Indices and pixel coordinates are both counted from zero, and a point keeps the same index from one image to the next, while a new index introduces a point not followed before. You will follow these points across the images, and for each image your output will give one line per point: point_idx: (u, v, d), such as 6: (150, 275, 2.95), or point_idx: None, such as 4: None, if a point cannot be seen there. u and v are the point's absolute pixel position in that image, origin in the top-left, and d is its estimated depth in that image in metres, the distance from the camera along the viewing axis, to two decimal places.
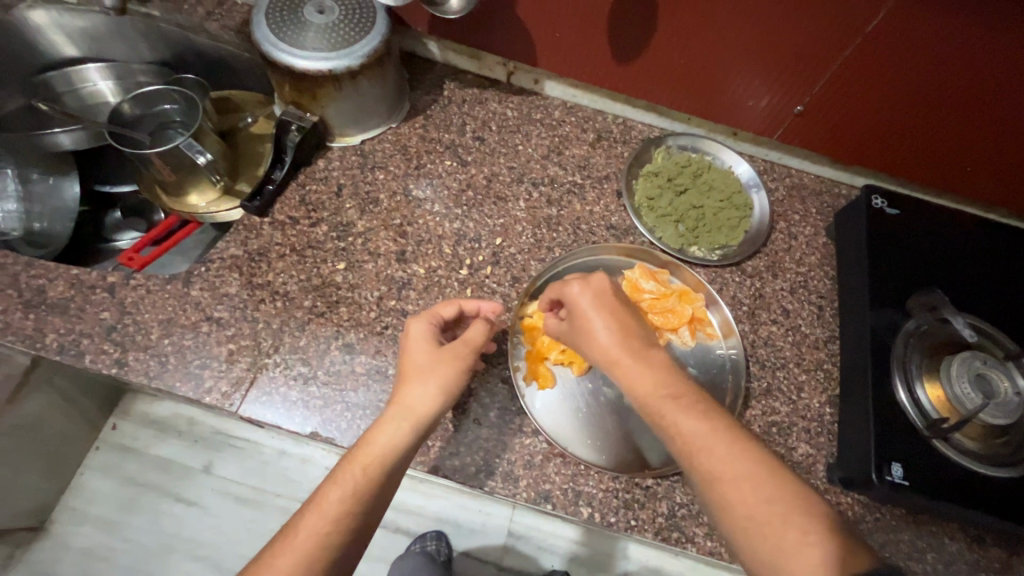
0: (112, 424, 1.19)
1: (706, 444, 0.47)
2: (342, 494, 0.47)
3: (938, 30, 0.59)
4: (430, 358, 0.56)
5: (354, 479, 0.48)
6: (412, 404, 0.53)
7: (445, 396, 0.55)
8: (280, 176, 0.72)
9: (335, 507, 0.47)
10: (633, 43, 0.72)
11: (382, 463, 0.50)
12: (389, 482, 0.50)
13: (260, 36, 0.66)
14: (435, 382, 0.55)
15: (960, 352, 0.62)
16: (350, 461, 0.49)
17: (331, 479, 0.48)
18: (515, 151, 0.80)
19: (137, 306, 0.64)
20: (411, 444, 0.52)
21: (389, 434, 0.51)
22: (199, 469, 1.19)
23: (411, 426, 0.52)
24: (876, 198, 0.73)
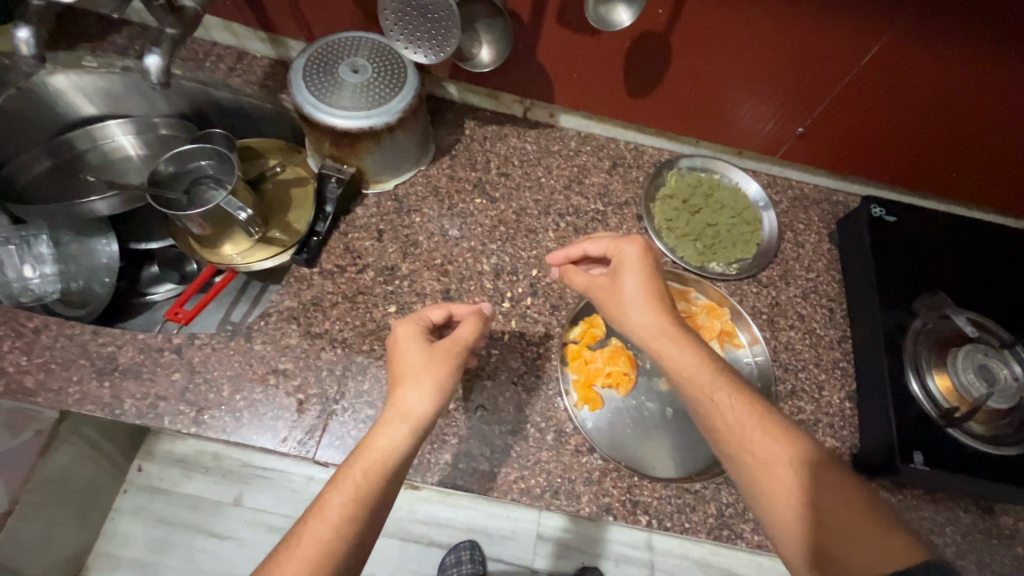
0: (138, 466, 1.21)
1: (741, 418, 0.53)
2: (343, 499, 0.49)
3: (927, 53, 0.66)
4: (420, 359, 0.58)
5: (355, 484, 0.50)
6: (407, 406, 0.55)
7: (438, 394, 0.56)
8: (324, 228, 0.75)
9: (338, 514, 0.48)
10: (648, 80, 0.77)
11: (381, 468, 0.51)
12: (390, 486, 0.51)
13: (300, 98, 0.70)
14: (425, 381, 0.56)
15: (963, 346, 0.69)
16: (349, 467, 0.51)
17: (333, 486, 0.50)
18: (538, 183, 0.85)
19: (205, 364, 0.67)
20: (410, 448, 0.54)
21: (387, 437, 0.53)
22: (230, 502, 1.21)
23: (410, 428, 0.54)
24: (875, 207, 0.80)
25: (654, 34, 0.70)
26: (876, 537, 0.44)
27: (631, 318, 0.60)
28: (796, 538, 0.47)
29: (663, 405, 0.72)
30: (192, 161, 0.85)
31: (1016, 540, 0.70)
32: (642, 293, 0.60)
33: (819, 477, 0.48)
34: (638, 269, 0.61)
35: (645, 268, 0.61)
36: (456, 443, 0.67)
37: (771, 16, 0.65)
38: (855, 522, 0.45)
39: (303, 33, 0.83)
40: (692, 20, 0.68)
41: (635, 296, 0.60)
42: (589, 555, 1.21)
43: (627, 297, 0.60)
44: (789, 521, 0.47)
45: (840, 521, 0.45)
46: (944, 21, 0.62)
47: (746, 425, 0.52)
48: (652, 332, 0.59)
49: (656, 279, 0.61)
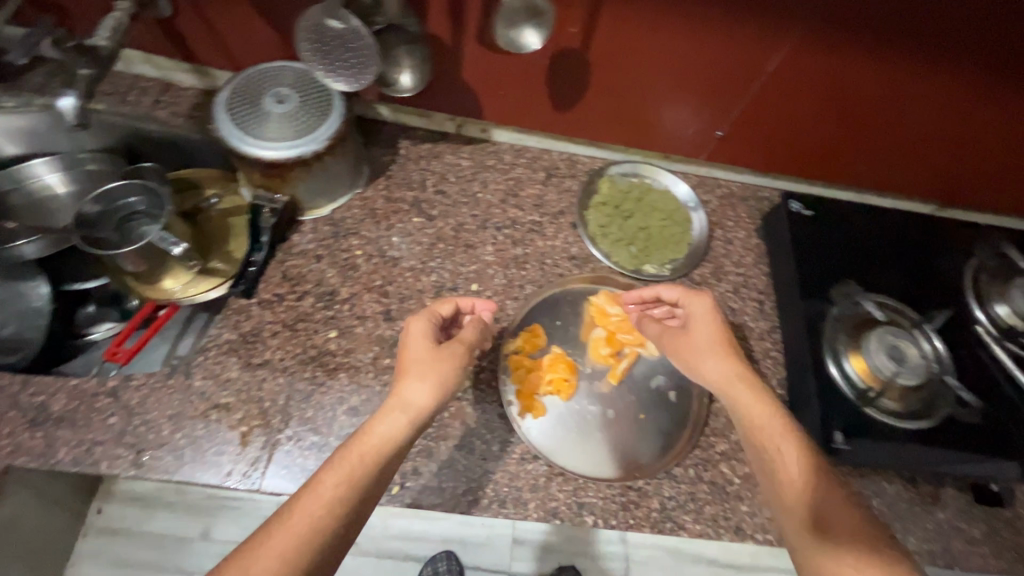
0: (97, 507, 1.18)
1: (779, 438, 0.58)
2: (335, 480, 0.51)
3: (824, 60, 0.70)
4: (428, 353, 0.62)
5: (349, 468, 0.52)
6: (408, 399, 0.58)
7: (437, 391, 0.60)
8: (260, 258, 0.75)
9: (330, 494, 0.50)
10: (571, 94, 0.80)
11: (376, 452, 0.54)
12: (382, 471, 0.53)
13: (224, 131, 0.69)
14: (431, 374, 0.60)
15: (876, 329, 0.74)
16: (347, 450, 0.54)
17: (328, 468, 0.52)
18: (475, 199, 0.87)
19: (143, 405, 0.67)
20: (406, 437, 0.56)
21: (387, 425, 0.56)
22: (197, 536, 1.19)
23: (407, 420, 0.57)
24: (793, 203, 0.84)
25: (570, 51, 0.72)
26: (865, 532, 0.49)
27: (705, 363, 0.65)
28: (802, 534, 0.51)
29: (604, 407, 0.75)
30: (121, 199, 0.84)
31: (939, 506, 0.74)
32: (712, 340, 0.66)
33: (828, 486, 0.53)
34: (709, 320, 0.68)
35: (712, 319, 0.68)
36: (403, 462, 0.68)
37: (679, 33, 0.69)
38: (850, 520, 0.50)
39: (227, 63, 0.82)
40: (606, 36, 0.70)
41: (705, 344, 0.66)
42: (576, 557, 1.22)
43: (699, 345, 0.67)
44: (799, 519, 0.52)
45: (836, 518, 0.50)
46: (838, 29, 0.66)
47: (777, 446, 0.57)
48: (717, 373, 0.64)
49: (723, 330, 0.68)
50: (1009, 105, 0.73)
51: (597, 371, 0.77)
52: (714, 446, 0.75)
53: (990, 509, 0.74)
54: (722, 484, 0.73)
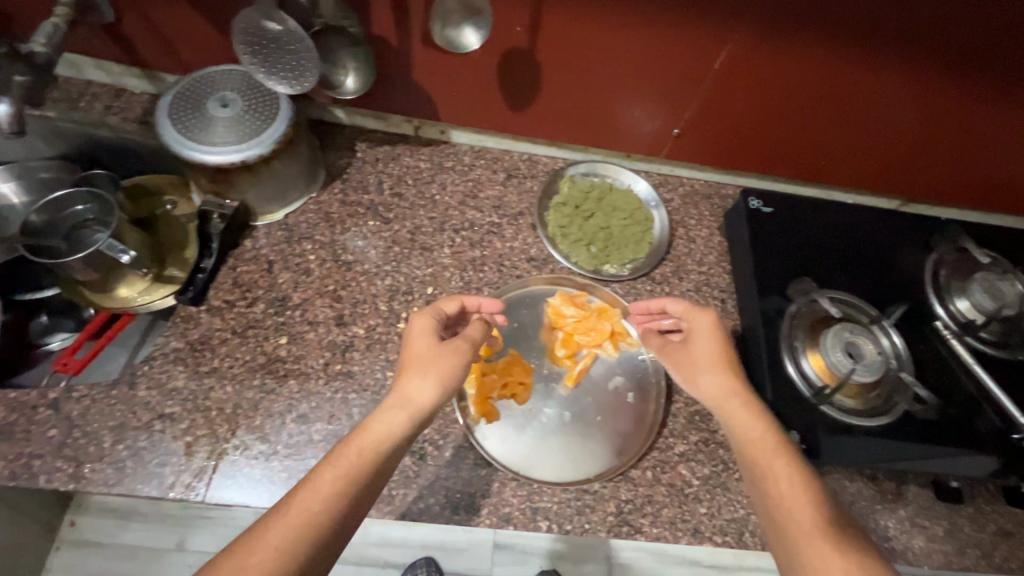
0: (70, 520, 1.16)
1: (772, 451, 0.56)
2: (336, 474, 0.49)
3: (771, 56, 0.70)
4: (430, 349, 0.61)
5: (349, 462, 0.50)
6: (410, 395, 0.57)
7: (442, 387, 0.58)
8: (209, 264, 0.74)
9: (329, 487, 0.48)
10: (523, 94, 0.79)
11: (376, 447, 0.52)
12: (382, 466, 0.52)
13: (167, 136, 0.68)
14: (433, 370, 0.59)
15: (833, 326, 0.73)
16: (348, 443, 0.52)
17: (328, 462, 0.50)
18: (433, 201, 0.86)
19: (85, 417, 0.65)
20: (406, 433, 0.55)
21: (386, 420, 0.54)
22: (171, 547, 1.17)
23: (408, 415, 0.56)
24: (752, 200, 0.83)
25: (519, 51, 0.72)
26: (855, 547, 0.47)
27: (704, 375, 0.63)
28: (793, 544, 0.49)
29: (561, 410, 0.74)
30: (69, 207, 0.82)
31: (901, 504, 0.73)
32: (714, 355, 0.65)
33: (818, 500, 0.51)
34: (713, 335, 0.66)
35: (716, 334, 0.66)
36: None
37: (624, 30, 0.68)
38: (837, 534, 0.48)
39: (177, 68, 0.81)
40: (551, 35, 0.69)
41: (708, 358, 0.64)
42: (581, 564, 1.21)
43: (698, 360, 0.65)
44: (789, 529, 0.50)
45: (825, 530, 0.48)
46: (781, 25, 0.66)
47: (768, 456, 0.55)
48: (713, 388, 0.62)
49: (727, 345, 0.65)
50: (961, 96, 0.72)
51: (555, 373, 0.76)
52: (672, 448, 0.74)
53: (952, 506, 0.74)
54: (680, 486, 0.72)
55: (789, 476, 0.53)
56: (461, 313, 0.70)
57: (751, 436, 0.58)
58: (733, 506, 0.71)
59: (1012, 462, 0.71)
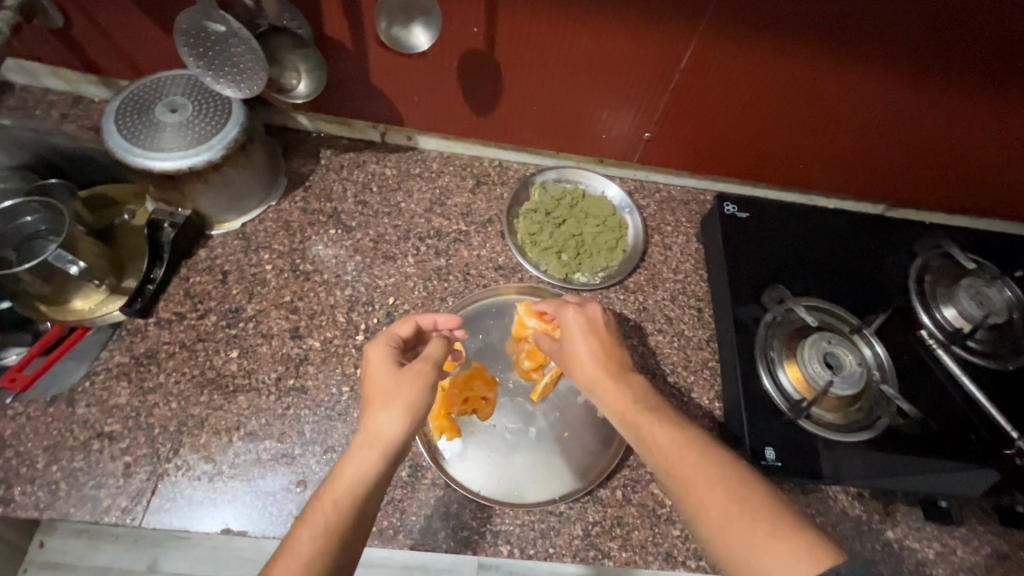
0: (38, 542, 1.10)
1: (661, 436, 0.51)
2: (312, 533, 0.44)
3: (734, 55, 0.68)
4: (390, 376, 0.54)
5: (324, 517, 0.45)
6: (377, 430, 0.51)
7: (412, 416, 0.52)
8: (159, 274, 0.71)
9: (308, 549, 0.43)
10: (485, 97, 0.77)
11: (352, 497, 0.47)
12: (362, 516, 0.46)
13: (112, 143, 0.66)
14: (397, 396, 0.52)
15: (810, 336, 0.70)
16: (320, 499, 0.46)
17: (303, 522, 0.45)
18: (398, 209, 0.83)
19: (19, 436, 0.62)
20: (383, 473, 0.49)
21: (356, 465, 0.48)
22: (143, 570, 1.11)
23: (380, 453, 0.50)
24: (727, 205, 0.80)
25: (478, 52, 0.69)
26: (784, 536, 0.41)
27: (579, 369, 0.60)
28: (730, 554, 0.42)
29: (527, 425, 0.70)
30: (18, 217, 0.79)
31: (889, 525, 0.68)
32: (586, 346, 0.61)
33: (740, 492, 0.45)
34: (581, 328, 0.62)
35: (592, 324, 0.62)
36: (302, 491, 0.63)
37: (582, 28, 0.66)
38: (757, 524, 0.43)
39: (134, 75, 0.79)
40: (509, 35, 0.67)
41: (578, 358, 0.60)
42: None
43: (571, 353, 0.61)
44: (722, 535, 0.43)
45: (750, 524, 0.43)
46: (745, 21, 0.63)
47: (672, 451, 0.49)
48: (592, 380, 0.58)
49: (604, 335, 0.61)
50: (939, 93, 0.69)
51: (521, 387, 0.72)
52: (644, 466, 0.70)
53: (943, 527, 0.69)
54: (651, 506, 0.67)
55: (692, 459, 0.48)
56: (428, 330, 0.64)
57: (643, 429, 0.53)
58: None
59: (1004, 479, 0.66)
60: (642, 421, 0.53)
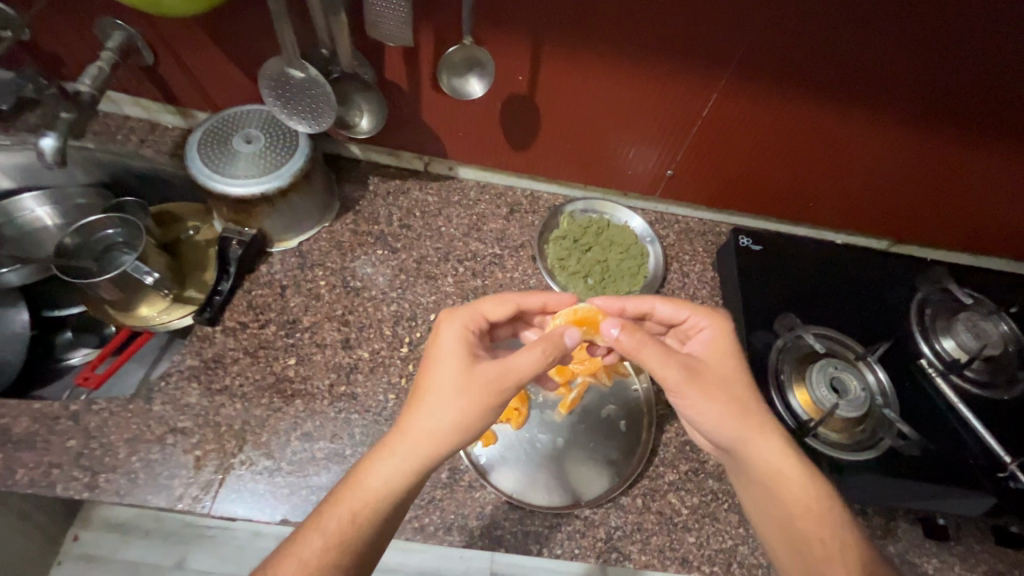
0: (73, 535, 1.16)
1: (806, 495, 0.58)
2: (324, 541, 0.51)
3: (756, 102, 0.75)
4: (477, 371, 0.58)
5: (343, 525, 0.52)
6: (415, 434, 0.55)
7: (462, 419, 0.56)
8: (226, 287, 0.79)
9: (317, 560, 0.50)
10: (525, 134, 0.85)
11: (372, 507, 0.53)
12: (379, 522, 0.53)
13: (194, 169, 0.74)
14: (472, 396, 0.57)
15: (819, 361, 0.76)
16: (338, 504, 0.53)
17: (315, 527, 0.52)
18: (438, 233, 0.91)
19: (102, 429, 0.69)
20: (404, 483, 0.55)
21: (382, 479, 0.54)
22: (172, 565, 1.16)
23: (406, 463, 0.54)
24: (742, 238, 0.88)
25: (521, 96, 0.77)
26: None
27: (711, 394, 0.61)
28: None
29: (555, 435, 0.76)
30: (100, 231, 0.88)
31: (890, 540, 0.73)
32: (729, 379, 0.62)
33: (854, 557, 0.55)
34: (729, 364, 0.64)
35: (721, 344, 0.66)
36: None
37: (618, 77, 0.74)
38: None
39: (208, 106, 0.88)
40: (553, 81, 0.75)
41: (711, 384, 0.61)
42: None
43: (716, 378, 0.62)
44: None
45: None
46: (765, 75, 0.71)
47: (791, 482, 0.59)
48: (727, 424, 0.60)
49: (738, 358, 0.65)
50: (940, 140, 0.76)
51: (550, 400, 0.79)
52: (662, 476, 0.76)
53: (941, 544, 0.74)
54: (669, 514, 0.73)
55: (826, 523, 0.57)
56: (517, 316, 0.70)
57: (785, 481, 0.59)
58: (721, 537, 0.73)
59: (999, 500, 0.71)
60: (769, 455, 0.59)
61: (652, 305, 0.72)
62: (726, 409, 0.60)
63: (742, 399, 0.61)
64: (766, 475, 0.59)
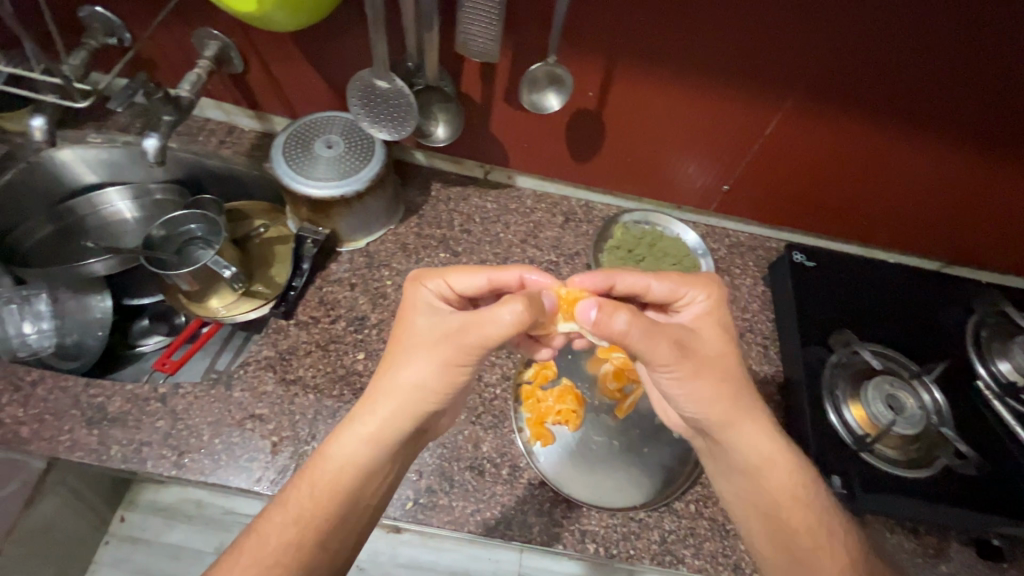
0: (121, 516, 1.18)
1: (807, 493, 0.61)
2: (287, 516, 0.58)
3: (818, 122, 0.77)
4: (436, 327, 0.61)
5: (303, 498, 0.59)
6: (375, 402, 0.61)
7: (429, 379, 0.60)
8: (299, 284, 0.83)
9: (279, 536, 0.57)
10: (588, 146, 0.87)
11: (335, 480, 0.59)
12: (345, 493, 0.59)
13: (279, 172, 0.79)
14: (433, 351, 0.60)
15: (874, 378, 0.77)
16: (301, 479, 0.60)
17: (280, 502, 0.59)
18: (497, 239, 0.94)
19: (187, 411, 0.74)
20: (365, 455, 0.60)
21: (341, 452, 0.60)
22: (211, 550, 1.17)
23: (364, 439, 0.60)
24: (796, 254, 0.89)
25: (588, 111, 0.81)
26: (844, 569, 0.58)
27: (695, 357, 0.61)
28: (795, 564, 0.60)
29: (609, 438, 0.79)
30: (183, 224, 0.94)
31: (943, 559, 0.74)
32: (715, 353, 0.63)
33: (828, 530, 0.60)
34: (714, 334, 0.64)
35: (707, 318, 0.66)
36: (418, 479, 0.73)
37: (684, 94, 0.76)
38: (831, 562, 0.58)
39: (286, 111, 0.93)
40: (621, 98, 0.78)
41: (693, 368, 0.60)
42: None
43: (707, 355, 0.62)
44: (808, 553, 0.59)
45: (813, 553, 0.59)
46: (827, 97, 0.73)
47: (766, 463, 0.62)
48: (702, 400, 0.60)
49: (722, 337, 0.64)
50: (1001, 164, 0.77)
51: (605, 404, 0.81)
52: None
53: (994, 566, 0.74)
54: (721, 521, 0.75)
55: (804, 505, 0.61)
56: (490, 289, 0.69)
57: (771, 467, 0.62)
58: None
59: None
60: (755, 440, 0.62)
61: (646, 283, 0.70)
62: (701, 387, 0.60)
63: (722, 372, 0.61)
64: (755, 462, 0.62)
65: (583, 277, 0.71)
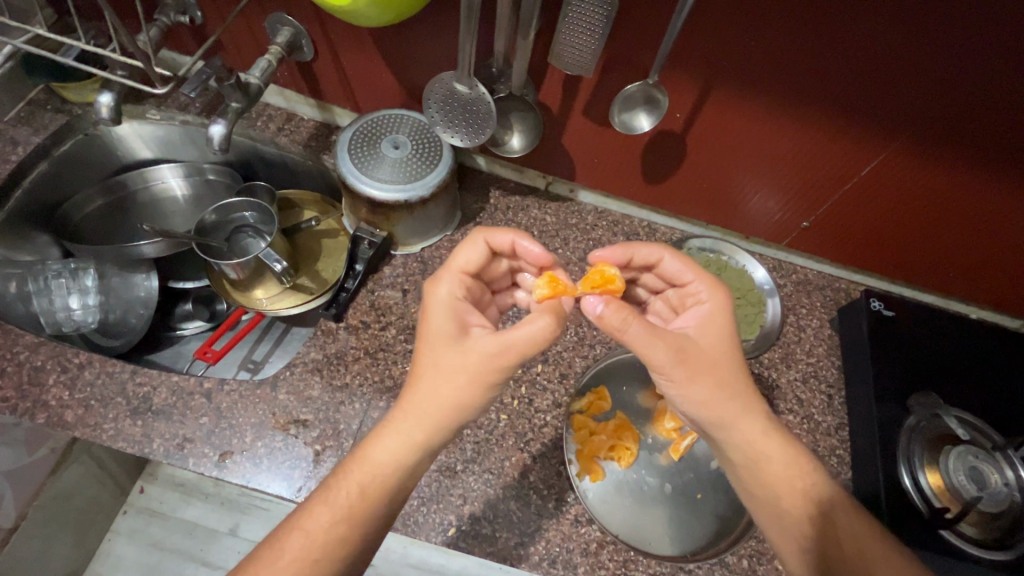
0: (140, 487, 1.14)
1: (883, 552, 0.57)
2: (331, 515, 0.53)
3: (919, 170, 0.71)
4: (450, 345, 0.57)
5: (342, 501, 0.54)
6: (416, 410, 0.56)
7: (465, 394, 0.56)
8: (352, 285, 0.81)
9: (323, 530, 0.53)
10: (664, 167, 0.83)
11: (376, 479, 0.55)
12: (394, 492, 0.56)
13: (344, 170, 0.76)
14: (455, 370, 0.56)
15: (956, 446, 0.71)
16: (346, 477, 0.55)
17: (320, 500, 0.55)
18: (555, 254, 0.90)
19: (231, 410, 0.72)
20: (405, 461, 0.56)
21: (385, 455, 0.56)
22: (225, 531, 1.12)
23: (407, 448, 0.56)
24: (875, 301, 0.83)
25: (671, 132, 0.76)
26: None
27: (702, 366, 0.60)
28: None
29: (662, 480, 0.75)
30: (235, 212, 0.91)
31: None
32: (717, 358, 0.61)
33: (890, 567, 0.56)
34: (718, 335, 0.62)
35: (713, 320, 0.63)
36: (461, 504, 0.70)
37: (778, 125, 0.71)
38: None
39: (349, 103, 0.89)
40: (710, 121, 0.73)
41: (694, 371, 0.59)
42: None
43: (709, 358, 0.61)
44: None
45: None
46: (941, 146, 0.67)
47: (799, 498, 0.60)
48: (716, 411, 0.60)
49: (726, 335, 0.62)
50: None
51: (658, 443, 0.77)
52: None
53: None
54: None
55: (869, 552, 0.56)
56: (489, 255, 0.66)
57: (807, 487, 0.60)
58: None
59: None
60: (793, 475, 0.61)
61: (661, 256, 0.68)
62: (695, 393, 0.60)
63: (728, 382, 0.60)
64: (801, 507, 0.59)
65: (605, 252, 0.68)
